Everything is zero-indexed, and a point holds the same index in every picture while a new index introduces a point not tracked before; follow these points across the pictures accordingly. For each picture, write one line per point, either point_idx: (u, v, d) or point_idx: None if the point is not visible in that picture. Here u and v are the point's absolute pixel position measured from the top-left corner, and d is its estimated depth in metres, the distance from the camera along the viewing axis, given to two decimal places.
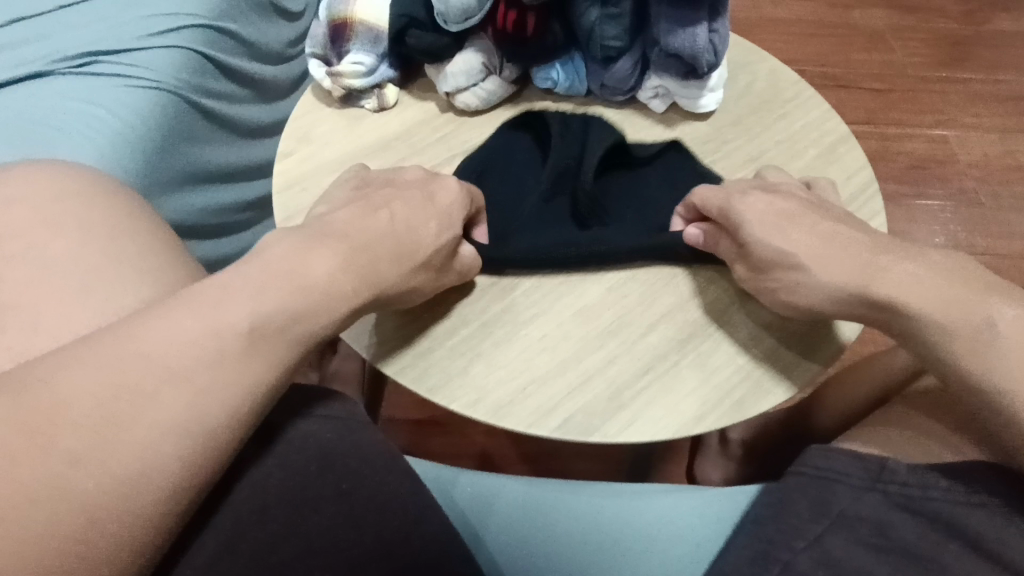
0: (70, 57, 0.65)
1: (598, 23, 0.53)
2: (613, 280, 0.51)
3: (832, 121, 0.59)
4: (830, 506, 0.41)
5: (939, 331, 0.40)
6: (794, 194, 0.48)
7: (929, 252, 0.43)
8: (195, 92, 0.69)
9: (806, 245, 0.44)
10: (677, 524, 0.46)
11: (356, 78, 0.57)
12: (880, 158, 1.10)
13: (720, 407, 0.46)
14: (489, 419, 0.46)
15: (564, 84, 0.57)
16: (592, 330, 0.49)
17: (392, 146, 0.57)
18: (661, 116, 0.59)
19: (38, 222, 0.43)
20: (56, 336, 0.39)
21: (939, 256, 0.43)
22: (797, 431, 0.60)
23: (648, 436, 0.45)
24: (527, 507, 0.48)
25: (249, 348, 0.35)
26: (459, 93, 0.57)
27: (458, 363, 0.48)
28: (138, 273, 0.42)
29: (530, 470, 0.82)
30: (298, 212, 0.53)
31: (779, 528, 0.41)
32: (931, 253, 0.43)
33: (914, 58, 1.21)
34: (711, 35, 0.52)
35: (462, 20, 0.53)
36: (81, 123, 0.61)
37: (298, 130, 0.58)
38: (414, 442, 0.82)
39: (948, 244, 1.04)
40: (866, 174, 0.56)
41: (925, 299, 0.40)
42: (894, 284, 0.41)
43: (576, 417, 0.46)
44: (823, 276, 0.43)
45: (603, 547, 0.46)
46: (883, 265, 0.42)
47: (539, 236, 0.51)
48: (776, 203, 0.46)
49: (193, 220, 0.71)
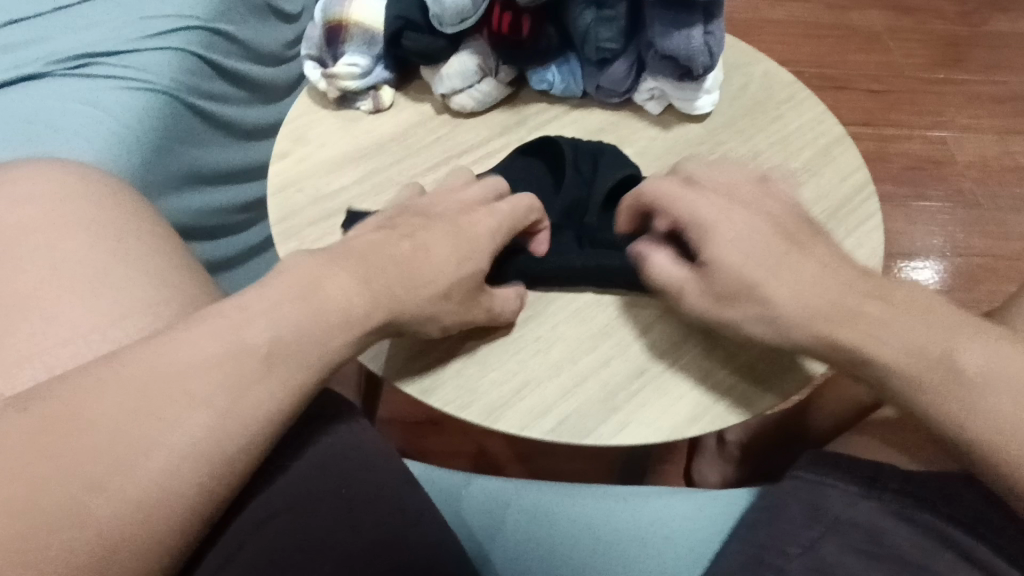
0: (66, 59, 0.65)
1: (593, 26, 0.53)
2: (608, 282, 0.51)
3: (827, 122, 0.59)
4: (824, 511, 0.41)
5: (906, 372, 0.38)
6: (760, 209, 0.45)
7: (895, 288, 0.41)
8: (192, 94, 0.69)
9: (768, 285, 0.41)
10: (674, 528, 0.46)
11: (352, 80, 0.57)
12: (878, 159, 1.10)
13: (714, 408, 0.46)
14: (483, 421, 0.46)
15: (559, 86, 0.57)
16: (586, 331, 0.49)
17: (388, 148, 0.57)
18: (657, 118, 0.59)
19: (33, 224, 0.43)
20: (48, 337, 0.38)
21: (904, 293, 0.40)
22: (793, 432, 0.61)
23: (642, 438, 0.45)
24: (523, 511, 0.48)
25: (241, 349, 0.35)
26: (455, 94, 0.57)
27: (453, 365, 0.47)
28: (132, 275, 0.42)
29: (528, 471, 0.82)
30: (294, 213, 0.53)
31: (772, 533, 0.42)
32: (897, 291, 0.40)
33: (911, 59, 1.21)
34: (706, 37, 0.52)
35: (457, 21, 0.53)
36: (77, 126, 0.61)
37: (294, 132, 0.58)
38: (411, 443, 0.82)
39: (945, 245, 1.04)
40: (861, 175, 0.56)
41: (884, 344, 0.39)
42: (858, 329, 0.39)
43: (570, 418, 0.46)
44: (782, 311, 0.41)
45: (598, 550, 0.46)
46: (843, 306, 0.40)
47: (565, 253, 0.49)
48: (737, 229, 0.43)
49: (190, 222, 0.71)
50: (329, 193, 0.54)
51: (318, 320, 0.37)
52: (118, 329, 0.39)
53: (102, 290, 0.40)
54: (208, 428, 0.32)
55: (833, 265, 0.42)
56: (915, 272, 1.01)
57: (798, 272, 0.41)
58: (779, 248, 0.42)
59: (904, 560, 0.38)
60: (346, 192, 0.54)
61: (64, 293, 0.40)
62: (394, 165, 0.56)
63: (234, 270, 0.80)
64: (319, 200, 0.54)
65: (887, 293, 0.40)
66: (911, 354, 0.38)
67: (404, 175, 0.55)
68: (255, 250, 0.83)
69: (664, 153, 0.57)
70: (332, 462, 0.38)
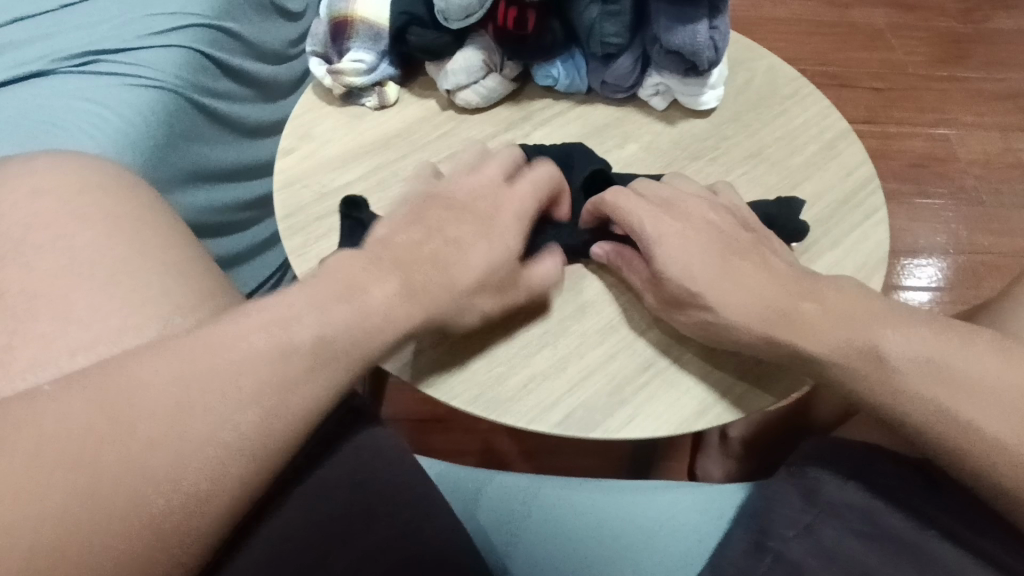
0: (72, 56, 0.65)
1: (599, 20, 0.53)
2: (614, 277, 0.51)
3: (832, 117, 0.59)
4: (819, 495, 0.42)
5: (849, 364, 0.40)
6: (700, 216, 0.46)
7: (826, 288, 0.43)
8: (196, 91, 0.69)
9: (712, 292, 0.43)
10: (676, 517, 0.46)
11: (357, 76, 0.57)
12: (881, 156, 1.10)
13: (721, 402, 0.46)
14: (490, 415, 0.46)
15: (564, 81, 0.57)
16: (593, 326, 0.49)
17: (393, 144, 0.57)
18: (662, 114, 0.59)
19: (41, 219, 0.43)
20: (55, 328, 0.38)
21: (835, 294, 0.42)
22: (796, 426, 0.61)
23: (649, 432, 0.45)
24: (525, 499, 0.48)
25: (250, 340, 0.35)
26: (460, 90, 0.57)
27: (459, 359, 0.48)
28: (139, 269, 0.42)
29: (532, 468, 0.82)
30: (299, 209, 0.54)
31: (771, 519, 0.42)
32: (828, 292, 0.42)
33: (914, 56, 1.21)
34: (711, 32, 0.52)
35: (463, 17, 0.53)
36: (83, 123, 0.61)
37: (300, 128, 0.58)
38: (416, 440, 0.82)
39: (949, 242, 1.04)
40: (866, 170, 0.56)
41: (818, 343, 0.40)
42: (794, 329, 0.41)
43: (577, 413, 0.46)
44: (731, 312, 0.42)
45: (603, 540, 0.46)
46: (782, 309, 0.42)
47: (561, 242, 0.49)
48: (688, 234, 0.45)
49: (195, 219, 0.71)
50: (335, 188, 0.54)
51: (325, 314, 0.37)
52: (126, 322, 0.39)
53: (109, 284, 0.40)
54: (218, 419, 0.33)
55: (773, 274, 0.43)
56: (918, 269, 1.01)
57: (742, 282, 0.43)
58: (720, 255, 0.44)
59: (900, 540, 0.38)
60: (352, 187, 0.54)
61: (72, 287, 0.40)
62: (399, 161, 0.56)
63: (239, 267, 0.80)
64: (325, 196, 0.54)
65: (819, 294, 0.42)
66: (844, 352, 0.40)
67: (408, 171, 0.55)
68: (259, 247, 0.83)
69: (669, 149, 0.57)
70: (340, 448, 0.39)
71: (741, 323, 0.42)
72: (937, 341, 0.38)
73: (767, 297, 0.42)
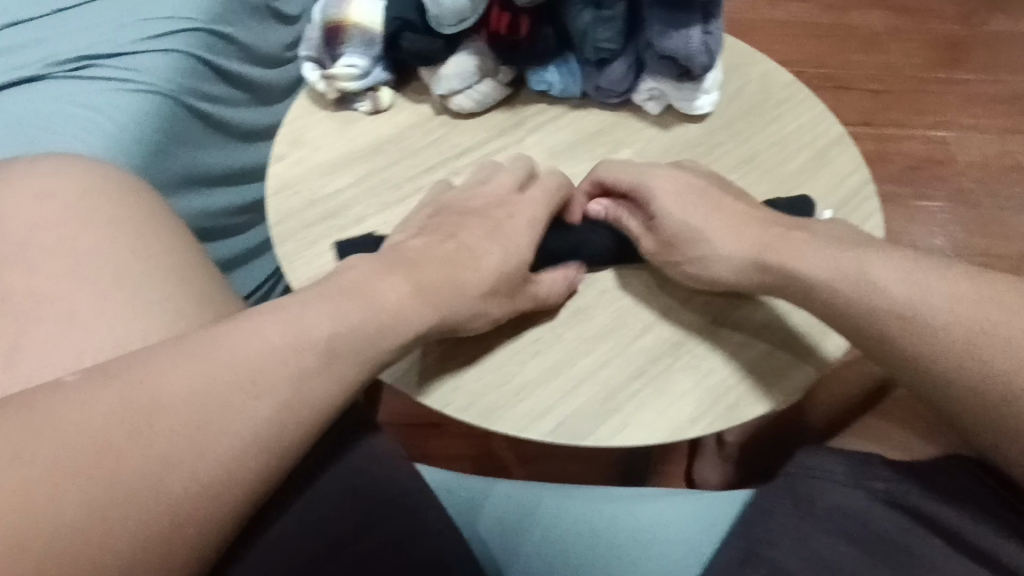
0: (66, 60, 0.65)
1: (591, 26, 0.52)
2: (609, 283, 0.51)
3: (825, 123, 0.58)
4: (815, 502, 0.42)
5: (834, 278, 0.42)
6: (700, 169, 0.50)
7: (817, 223, 0.46)
8: (191, 96, 0.69)
9: (708, 221, 0.46)
10: (670, 525, 0.46)
11: (350, 81, 0.57)
12: (879, 159, 1.10)
13: (713, 410, 0.46)
14: (482, 423, 0.46)
15: (558, 86, 0.57)
16: (586, 333, 0.49)
17: (385, 149, 0.57)
18: (656, 118, 0.59)
19: (33, 226, 0.43)
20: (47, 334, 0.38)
21: (825, 228, 0.45)
22: (791, 430, 0.61)
23: (642, 440, 0.45)
24: (518, 507, 0.48)
25: (240, 347, 0.35)
26: (453, 95, 0.57)
27: (450, 367, 0.47)
28: (136, 276, 0.42)
29: (529, 473, 0.82)
30: (292, 215, 0.53)
31: (767, 525, 0.42)
32: (819, 227, 0.45)
33: (912, 59, 1.21)
34: (705, 37, 0.52)
35: (457, 22, 0.53)
36: (77, 128, 0.61)
37: (292, 134, 0.58)
38: (413, 445, 0.82)
39: (947, 245, 1.04)
40: (858, 176, 0.56)
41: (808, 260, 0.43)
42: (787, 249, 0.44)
43: (569, 420, 0.46)
44: (727, 247, 0.45)
45: (597, 549, 0.46)
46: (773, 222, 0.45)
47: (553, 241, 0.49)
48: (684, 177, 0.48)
49: (191, 223, 0.71)
50: (326, 194, 0.54)
51: (313, 320, 0.37)
52: (119, 331, 0.39)
53: (102, 292, 0.40)
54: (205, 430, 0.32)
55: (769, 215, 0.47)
56: None
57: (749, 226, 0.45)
58: (717, 198, 0.47)
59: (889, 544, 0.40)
60: (344, 193, 0.54)
61: (65, 295, 0.40)
62: (391, 167, 0.56)
63: (235, 271, 0.80)
64: (317, 202, 0.54)
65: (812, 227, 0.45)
66: (834, 265, 0.42)
67: (400, 178, 0.55)
68: (256, 250, 0.83)
69: (662, 155, 0.57)
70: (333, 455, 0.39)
71: (735, 258, 0.45)
72: (931, 283, 0.40)
73: (760, 234, 0.45)
